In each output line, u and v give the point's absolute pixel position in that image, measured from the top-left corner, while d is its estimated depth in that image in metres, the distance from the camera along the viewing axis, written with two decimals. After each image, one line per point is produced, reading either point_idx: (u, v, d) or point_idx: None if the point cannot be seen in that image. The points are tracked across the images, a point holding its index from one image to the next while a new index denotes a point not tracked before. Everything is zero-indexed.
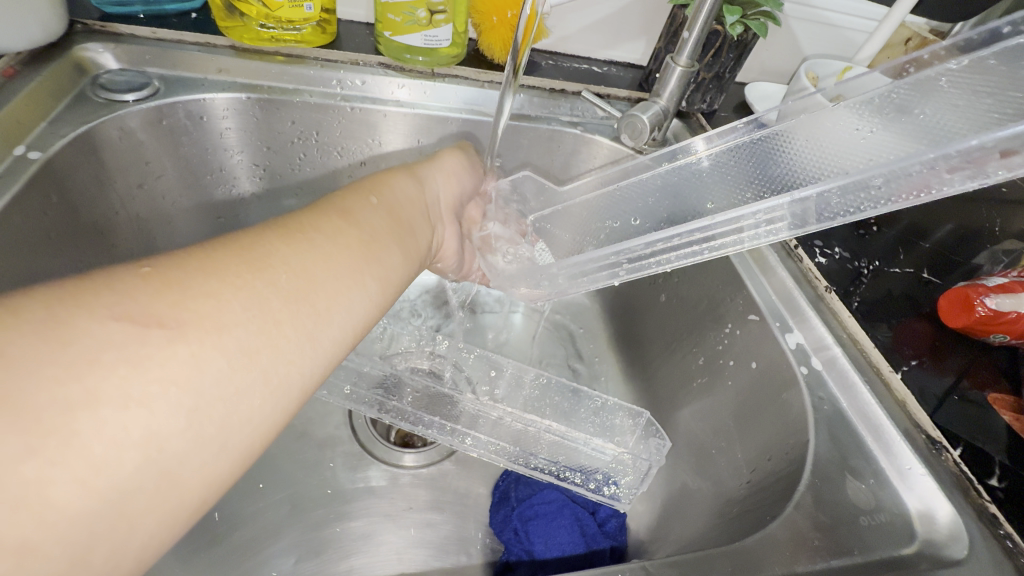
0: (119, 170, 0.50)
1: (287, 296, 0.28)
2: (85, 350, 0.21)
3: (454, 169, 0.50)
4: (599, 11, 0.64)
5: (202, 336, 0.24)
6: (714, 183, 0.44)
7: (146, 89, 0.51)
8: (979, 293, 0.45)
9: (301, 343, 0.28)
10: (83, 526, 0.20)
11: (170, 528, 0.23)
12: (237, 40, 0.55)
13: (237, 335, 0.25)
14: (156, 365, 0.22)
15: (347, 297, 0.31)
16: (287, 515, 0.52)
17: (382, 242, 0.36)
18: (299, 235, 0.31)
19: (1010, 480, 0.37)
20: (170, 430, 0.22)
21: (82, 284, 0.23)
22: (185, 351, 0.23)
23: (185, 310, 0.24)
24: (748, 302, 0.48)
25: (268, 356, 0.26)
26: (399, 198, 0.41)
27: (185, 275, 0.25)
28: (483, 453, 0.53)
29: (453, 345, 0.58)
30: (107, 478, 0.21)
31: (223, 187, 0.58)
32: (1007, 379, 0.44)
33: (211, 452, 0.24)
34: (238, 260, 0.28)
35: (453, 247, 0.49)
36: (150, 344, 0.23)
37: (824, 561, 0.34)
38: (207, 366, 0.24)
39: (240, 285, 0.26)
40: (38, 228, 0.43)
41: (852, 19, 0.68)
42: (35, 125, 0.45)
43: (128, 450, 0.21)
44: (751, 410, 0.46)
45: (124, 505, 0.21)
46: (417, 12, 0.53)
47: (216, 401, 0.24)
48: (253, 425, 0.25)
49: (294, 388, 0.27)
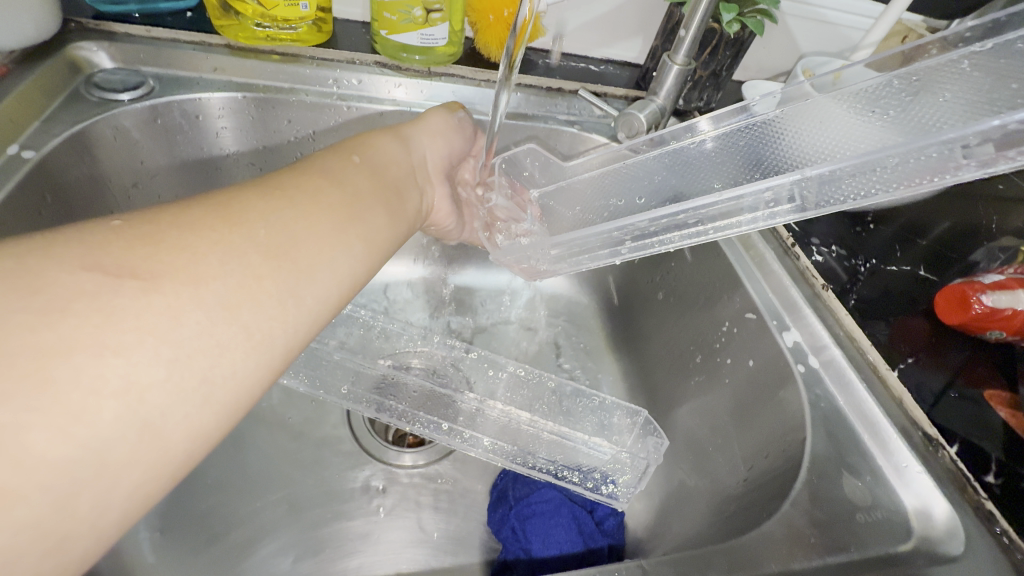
0: (113, 168, 0.50)
1: (267, 252, 0.28)
2: (53, 300, 0.22)
3: (442, 127, 0.49)
4: (596, 9, 0.64)
5: (177, 288, 0.25)
6: (711, 166, 0.43)
7: (141, 88, 0.51)
8: (976, 290, 0.44)
9: (282, 300, 0.28)
10: (67, 473, 0.21)
11: (157, 480, 0.24)
12: (232, 39, 0.55)
13: (215, 288, 0.26)
14: (130, 315, 0.23)
15: (333, 256, 0.31)
16: (284, 515, 0.52)
17: (367, 201, 0.36)
18: (276, 196, 0.31)
19: (1006, 476, 0.38)
20: (150, 379, 0.23)
21: (56, 244, 0.24)
22: (159, 302, 0.24)
23: (161, 263, 0.25)
24: (746, 300, 0.48)
25: (249, 310, 0.27)
26: (383, 159, 0.41)
27: (157, 231, 0.26)
28: (481, 453, 0.52)
29: (453, 344, 0.59)
30: (85, 427, 0.21)
31: (218, 186, 0.58)
32: (1003, 376, 0.44)
33: (193, 404, 0.24)
34: (214, 215, 0.28)
35: (446, 209, 0.49)
36: (123, 294, 0.23)
37: (821, 558, 0.34)
38: (185, 318, 0.24)
39: (217, 241, 0.27)
40: (32, 227, 0.43)
41: (849, 17, 0.68)
42: (29, 124, 0.45)
43: (104, 399, 0.22)
44: (748, 407, 0.46)
45: (105, 454, 0.22)
46: (413, 11, 0.53)
47: (196, 352, 0.24)
48: (237, 378, 0.26)
49: (279, 344, 0.28)
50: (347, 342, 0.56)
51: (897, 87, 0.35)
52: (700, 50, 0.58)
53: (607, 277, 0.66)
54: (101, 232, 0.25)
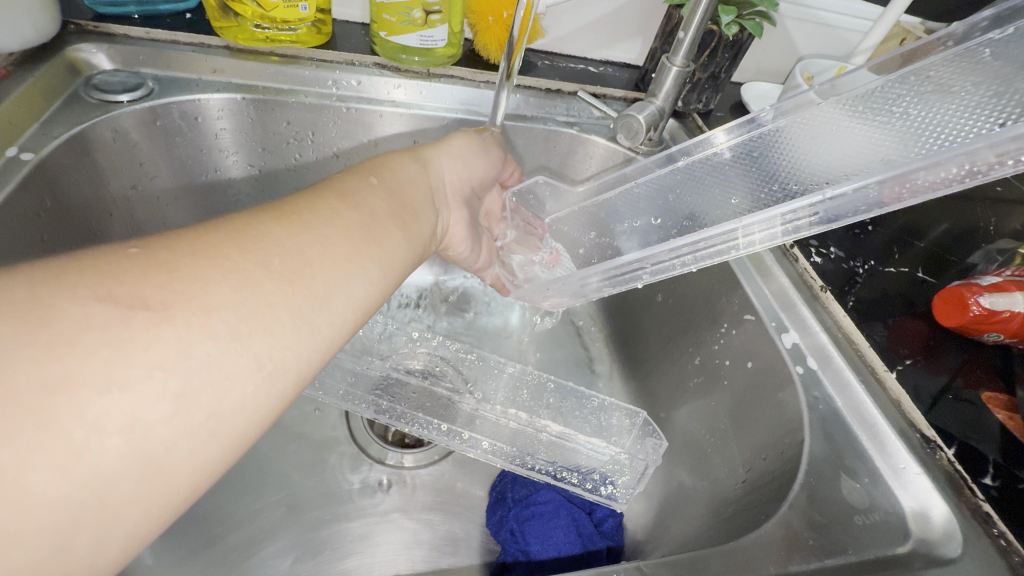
0: (113, 170, 0.50)
1: (281, 279, 0.28)
2: (64, 331, 0.22)
3: (465, 151, 0.48)
4: (595, 11, 0.65)
5: (188, 318, 0.24)
6: (734, 180, 0.43)
7: (141, 89, 0.50)
8: (973, 292, 0.44)
9: (296, 328, 0.28)
10: (66, 512, 0.21)
11: (156, 517, 0.24)
12: (232, 41, 0.55)
13: (226, 318, 0.25)
14: (139, 350, 0.23)
15: (346, 281, 0.31)
16: (284, 516, 0.52)
17: (384, 224, 0.36)
18: (293, 219, 0.31)
19: (1003, 478, 0.38)
20: (155, 415, 0.23)
21: (66, 269, 0.24)
22: (170, 334, 0.24)
23: (172, 292, 0.24)
24: (744, 302, 0.48)
25: (260, 341, 0.26)
26: (402, 179, 0.41)
27: (166, 258, 0.26)
28: (480, 454, 0.52)
29: (452, 345, 0.59)
30: (87, 464, 0.21)
31: (218, 187, 0.58)
32: (1000, 378, 0.45)
33: (199, 439, 0.24)
34: (229, 242, 0.28)
35: (462, 233, 0.48)
36: (133, 328, 0.23)
37: (819, 560, 0.34)
38: (195, 351, 0.24)
39: (231, 268, 0.27)
40: (31, 229, 0.43)
41: (847, 18, 0.68)
42: (28, 126, 0.45)
43: (110, 436, 0.22)
44: (747, 409, 0.46)
45: (107, 491, 0.22)
46: (412, 12, 0.53)
47: (204, 386, 0.24)
48: (245, 412, 0.26)
49: (291, 374, 0.28)
50: (347, 343, 0.56)
51: (900, 98, 0.34)
52: (699, 52, 0.59)
53: None
54: (116, 256, 0.25)
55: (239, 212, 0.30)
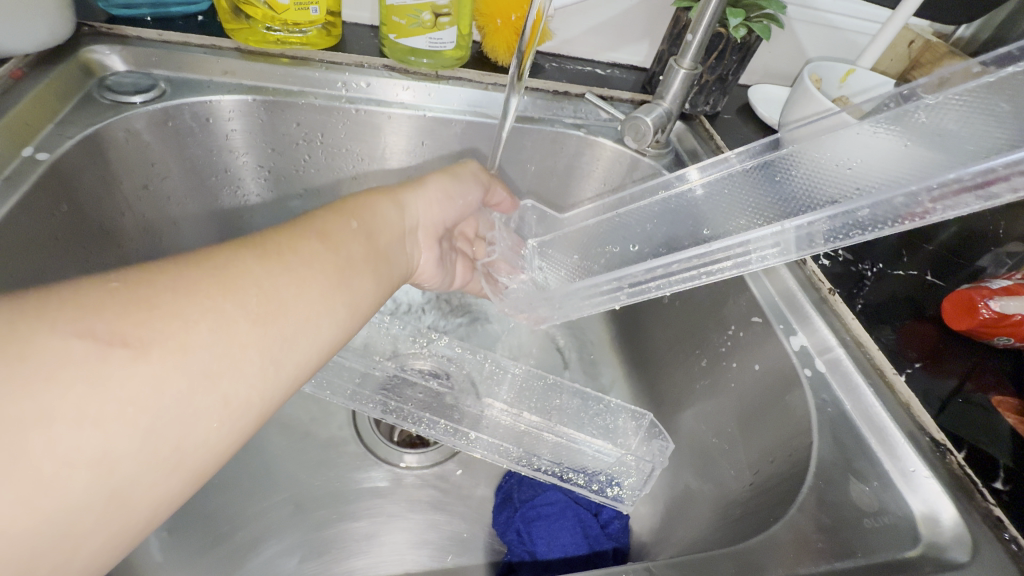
0: (125, 171, 0.50)
1: (257, 319, 0.28)
2: (43, 367, 0.22)
3: (443, 191, 0.47)
4: (603, 14, 0.65)
5: (164, 357, 0.24)
6: (719, 206, 0.44)
7: (153, 90, 0.51)
8: (983, 296, 0.45)
9: (264, 367, 0.28)
10: (29, 542, 0.21)
11: (115, 544, 0.24)
12: (243, 43, 0.55)
13: (201, 357, 0.25)
14: (113, 386, 0.23)
15: (318, 321, 0.31)
16: (291, 515, 0.52)
17: (358, 269, 0.35)
18: (271, 256, 0.31)
19: (1014, 482, 0.37)
20: (123, 450, 0.23)
21: (48, 297, 0.24)
22: (146, 373, 0.24)
23: (153, 329, 0.25)
24: (751, 304, 0.48)
25: (230, 379, 0.26)
26: (381, 223, 0.40)
27: (145, 291, 0.25)
28: (487, 454, 0.53)
29: (459, 346, 0.59)
30: (54, 498, 0.21)
31: (228, 188, 0.59)
32: (1011, 382, 0.44)
33: (162, 473, 0.24)
34: (210, 277, 0.28)
35: (432, 270, 0.48)
36: (111, 363, 0.23)
37: (828, 563, 0.34)
38: (168, 389, 0.24)
39: (210, 305, 0.27)
40: (45, 229, 0.43)
41: (855, 21, 0.68)
42: (43, 127, 0.45)
43: (79, 471, 0.22)
44: (755, 411, 0.46)
45: (72, 523, 0.22)
46: (422, 15, 0.53)
47: (171, 424, 0.24)
48: (207, 447, 0.26)
49: (256, 410, 0.28)
50: (353, 343, 0.56)
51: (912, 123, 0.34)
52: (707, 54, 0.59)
53: None
54: (98, 287, 0.25)
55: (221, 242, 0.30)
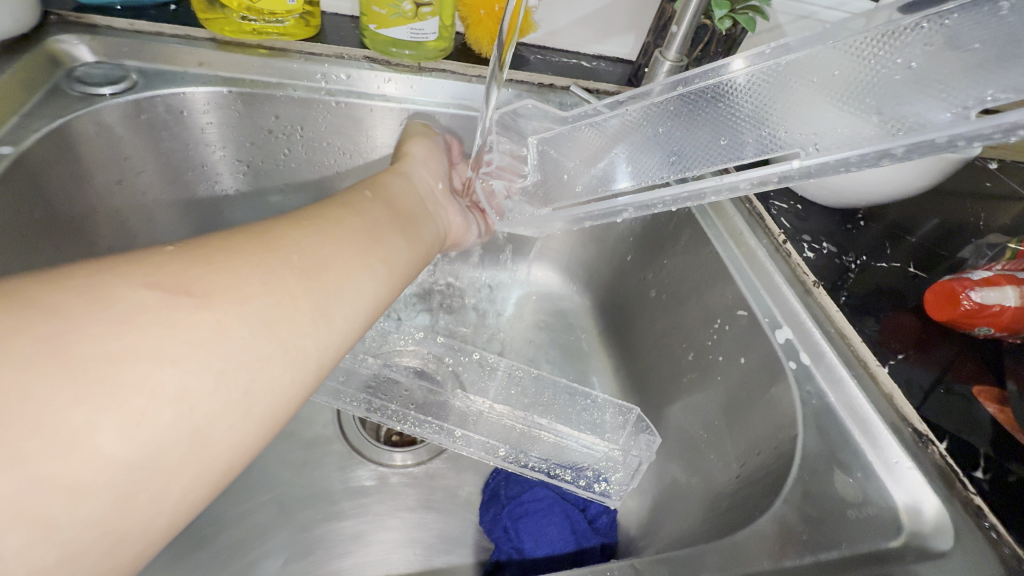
0: (97, 165, 0.49)
1: (302, 275, 0.29)
2: (125, 311, 0.22)
3: (425, 154, 0.51)
4: (588, 5, 0.64)
5: (226, 305, 0.25)
6: (694, 134, 0.40)
7: (124, 82, 0.49)
8: (964, 286, 0.45)
9: (314, 320, 0.28)
10: (127, 470, 0.21)
11: (202, 489, 0.23)
12: (218, 33, 0.53)
13: (257, 305, 0.26)
14: (185, 327, 0.23)
15: (359, 279, 0.31)
16: (274, 516, 0.51)
17: (387, 230, 0.36)
18: (310, 224, 0.32)
19: (994, 472, 0.38)
20: (202, 389, 0.23)
21: (119, 260, 0.24)
22: (211, 318, 0.24)
23: (211, 283, 0.25)
24: (737, 297, 0.48)
25: (286, 328, 0.27)
26: (394, 194, 0.42)
27: (207, 253, 0.27)
28: (474, 452, 0.52)
29: (442, 342, 0.59)
30: (144, 431, 0.21)
31: (206, 182, 0.57)
32: (992, 372, 0.45)
33: (237, 416, 0.24)
34: (254, 242, 0.28)
35: (461, 225, 0.50)
36: (179, 310, 0.23)
37: (813, 554, 0.34)
38: (232, 333, 0.24)
39: (256, 263, 0.27)
40: (10, 225, 0.41)
41: (839, 14, 0.68)
42: (8, 119, 0.43)
43: (165, 405, 0.22)
44: (741, 404, 0.46)
45: (163, 458, 0.22)
46: (403, 5, 0.52)
47: (240, 367, 0.24)
48: (274, 394, 0.26)
49: (315, 362, 0.28)
50: None
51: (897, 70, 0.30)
52: (692, 47, 0.58)
53: (601, 275, 0.66)
54: (159, 252, 0.26)
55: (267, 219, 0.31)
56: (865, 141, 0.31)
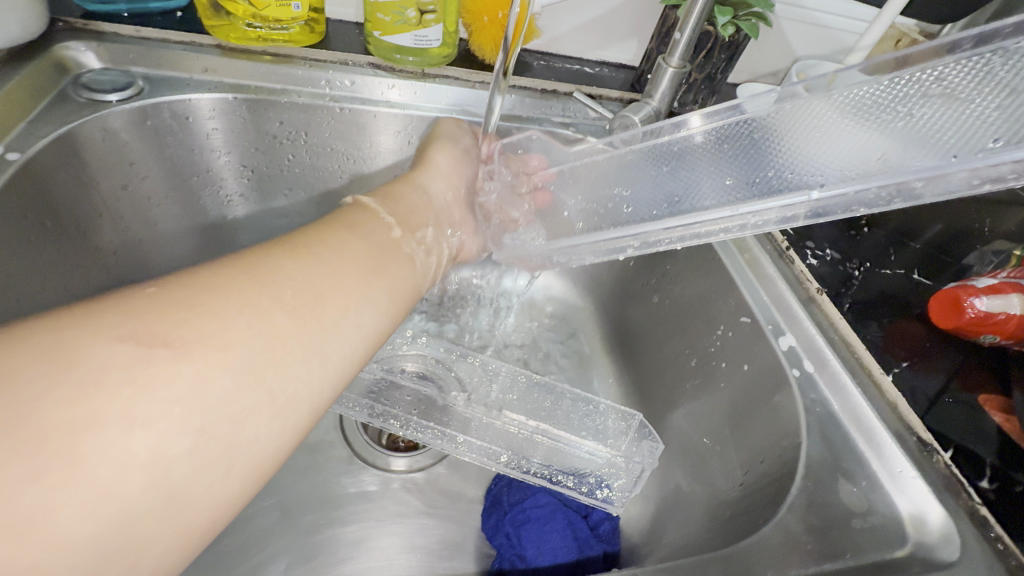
0: (102, 171, 0.49)
1: (292, 313, 0.28)
2: (92, 371, 0.22)
3: (450, 164, 0.51)
4: (591, 11, 0.64)
5: (206, 354, 0.24)
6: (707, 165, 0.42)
7: (130, 88, 0.50)
8: (969, 294, 0.44)
9: (305, 360, 0.28)
10: (97, 544, 0.20)
11: (184, 547, 0.23)
12: (223, 40, 0.54)
13: (241, 352, 0.25)
14: (160, 386, 0.23)
15: (354, 311, 0.31)
16: (276, 521, 0.51)
17: (386, 253, 0.35)
18: (298, 254, 0.31)
19: (1000, 481, 0.38)
20: (177, 449, 0.22)
21: (87, 310, 0.24)
22: (188, 371, 0.23)
23: (191, 330, 0.25)
24: (740, 303, 0.48)
25: (273, 374, 0.26)
26: (402, 208, 0.42)
27: (185, 296, 0.26)
28: (474, 457, 0.53)
29: (446, 348, 0.59)
30: (115, 501, 0.21)
31: (210, 188, 0.57)
32: (997, 380, 0.44)
33: (218, 472, 0.24)
34: (241, 277, 0.28)
35: (473, 247, 0.52)
36: (154, 364, 0.23)
37: (817, 564, 0.34)
38: (212, 385, 0.24)
39: (243, 303, 0.27)
40: (16, 231, 0.42)
41: (842, 20, 0.68)
42: (15, 125, 0.44)
43: (137, 472, 0.21)
44: (744, 411, 0.46)
45: (136, 526, 0.21)
46: (406, 12, 0.52)
47: (221, 421, 0.24)
48: (259, 444, 0.25)
49: (303, 406, 0.27)
50: None
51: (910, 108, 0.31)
52: (695, 53, 0.59)
53: (603, 280, 0.66)
54: (136, 296, 0.25)
55: (249, 249, 0.30)
56: (872, 174, 0.32)
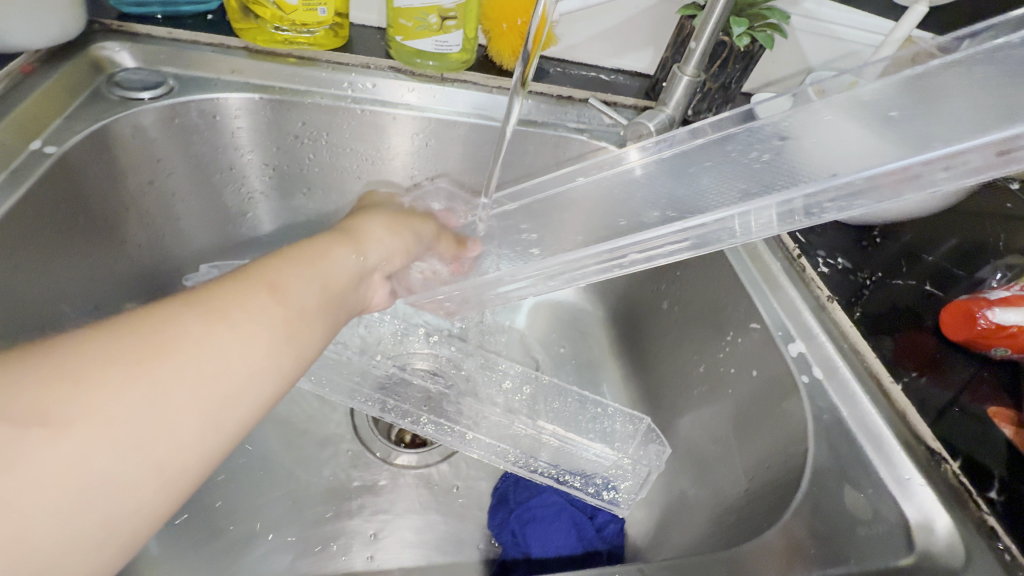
0: (131, 166, 0.51)
1: (196, 384, 0.26)
2: None
3: (403, 221, 0.49)
4: (608, 20, 0.65)
5: (84, 433, 0.23)
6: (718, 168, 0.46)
7: (161, 87, 0.52)
8: (981, 307, 0.44)
9: (203, 433, 0.26)
10: None
11: None
12: (251, 42, 0.56)
13: (128, 428, 0.24)
14: (25, 469, 0.21)
15: (267, 379, 0.29)
16: (286, 512, 0.52)
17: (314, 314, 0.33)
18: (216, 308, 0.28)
19: (1009, 494, 0.37)
20: (33, 540, 0.21)
21: None
22: (62, 452, 0.22)
23: (71, 404, 0.23)
24: (750, 310, 0.49)
25: (164, 450, 0.24)
26: (339, 269, 0.37)
27: (72, 360, 0.24)
28: (484, 454, 0.52)
29: (455, 347, 0.60)
30: None
31: (233, 185, 0.59)
32: (1008, 394, 0.44)
33: (81, 560, 0.22)
34: (138, 338, 0.25)
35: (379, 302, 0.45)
36: (23, 444, 0.22)
37: (821, 569, 0.34)
38: (88, 466, 0.22)
39: (136, 373, 0.24)
40: (48, 221, 0.43)
41: (857, 33, 0.68)
42: (52, 121, 0.46)
43: None
44: (752, 418, 0.46)
45: None
46: (428, 18, 0.54)
47: (93, 504, 0.23)
48: (136, 528, 0.24)
49: (192, 481, 0.26)
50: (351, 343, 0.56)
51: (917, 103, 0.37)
52: (710, 62, 0.59)
53: (613, 285, 0.66)
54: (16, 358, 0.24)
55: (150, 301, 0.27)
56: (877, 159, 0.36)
